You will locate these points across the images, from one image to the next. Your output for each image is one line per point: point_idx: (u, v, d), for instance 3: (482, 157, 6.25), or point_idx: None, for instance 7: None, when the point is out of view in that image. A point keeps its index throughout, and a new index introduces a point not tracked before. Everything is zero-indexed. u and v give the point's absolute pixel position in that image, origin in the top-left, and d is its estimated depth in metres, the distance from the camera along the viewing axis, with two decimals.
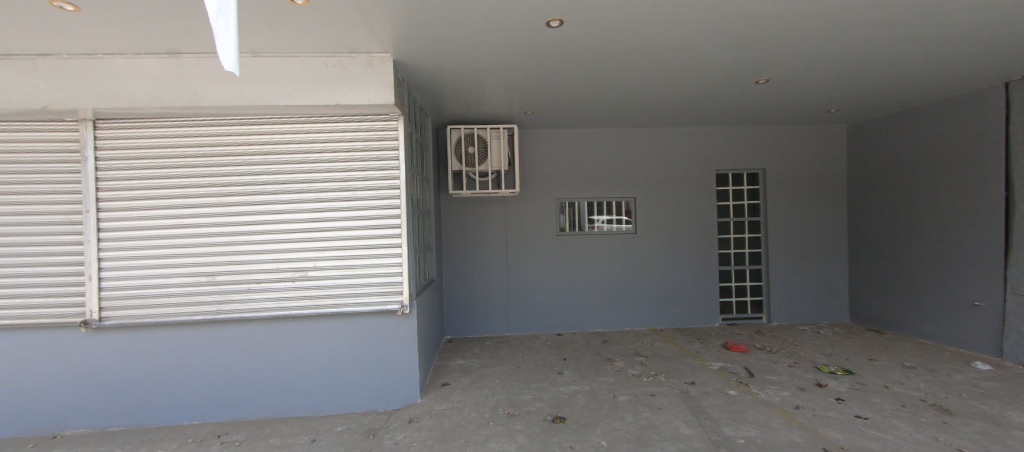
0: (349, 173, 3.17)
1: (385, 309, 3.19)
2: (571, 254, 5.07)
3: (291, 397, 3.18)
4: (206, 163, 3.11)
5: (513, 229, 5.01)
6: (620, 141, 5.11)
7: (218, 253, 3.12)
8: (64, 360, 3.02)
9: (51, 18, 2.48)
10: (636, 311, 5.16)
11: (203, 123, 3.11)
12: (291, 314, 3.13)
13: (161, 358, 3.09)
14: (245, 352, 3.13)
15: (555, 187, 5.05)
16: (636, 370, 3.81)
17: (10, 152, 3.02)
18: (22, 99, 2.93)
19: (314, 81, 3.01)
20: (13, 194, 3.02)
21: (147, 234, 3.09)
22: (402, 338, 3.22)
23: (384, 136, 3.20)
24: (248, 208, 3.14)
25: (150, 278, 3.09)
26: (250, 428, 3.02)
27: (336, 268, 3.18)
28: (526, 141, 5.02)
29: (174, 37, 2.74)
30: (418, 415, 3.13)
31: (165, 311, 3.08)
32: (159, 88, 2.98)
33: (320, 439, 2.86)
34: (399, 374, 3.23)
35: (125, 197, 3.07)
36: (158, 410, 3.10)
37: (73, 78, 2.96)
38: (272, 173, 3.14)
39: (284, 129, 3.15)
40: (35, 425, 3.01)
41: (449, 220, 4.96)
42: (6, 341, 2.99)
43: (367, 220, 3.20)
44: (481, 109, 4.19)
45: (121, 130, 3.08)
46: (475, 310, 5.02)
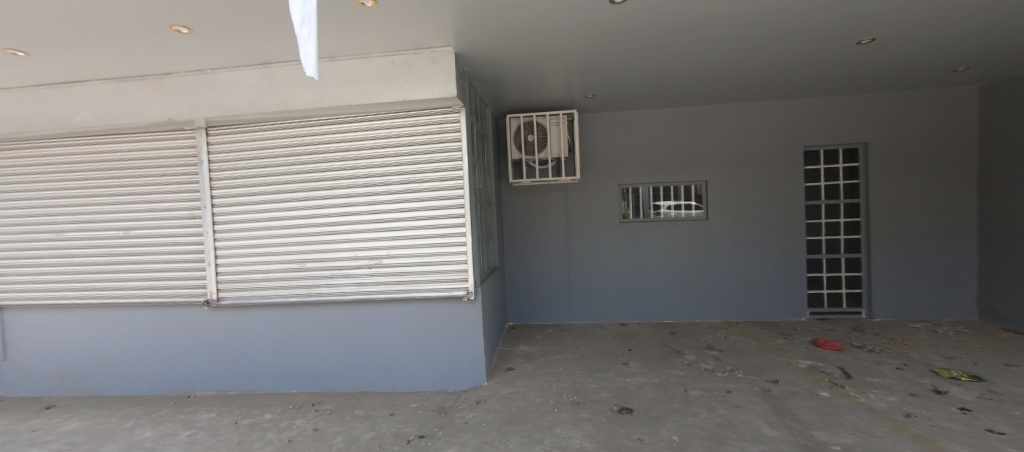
0: (417, 166, 3.33)
1: (452, 295, 3.33)
2: (637, 241, 4.88)
3: (370, 374, 3.46)
4: (294, 161, 3.45)
5: (575, 217, 4.93)
6: (690, 120, 4.78)
7: (307, 241, 3.46)
8: (192, 333, 3.57)
9: (172, 41, 2.88)
10: (710, 302, 4.86)
11: (291, 125, 3.44)
12: (369, 298, 3.39)
13: (265, 334, 3.52)
14: (331, 331, 3.46)
15: (619, 172, 4.87)
16: (709, 364, 3.59)
17: (149, 158, 3.60)
18: (153, 113, 3.45)
19: (383, 79, 3.18)
20: (152, 194, 3.60)
21: (250, 226, 3.51)
22: (469, 324, 3.34)
23: (448, 129, 3.30)
24: (330, 201, 3.42)
25: (253, 264, 3.52)
26: (338, 399, 3.35)
27: (407, 256, 3.37)
28: (588, 125, 4.89)
29: (265, 49, 3.05)
30: (485, 397, 3.25)
31: (266, 294, 3.50)
32: (254, 95, 3.34)
33: (398, 414, 3.09)
34: (467, 358, 3.37)
35: (232, 194, 3.52)
36: (263, 379, 3.55)
37: (188, 92, 3.42)
38: (349, 168, 3.40)
39: (359, 126, 3.38)
40: (174, 386, 3.62)
41: (512, 208, 5.01)
42: (152, 316, 3.60)
43: (434, 211, 3.34)
44: (541, 95, 4.15)
45: (227, 135, 3.51)
46: (538, 297, 5.05)
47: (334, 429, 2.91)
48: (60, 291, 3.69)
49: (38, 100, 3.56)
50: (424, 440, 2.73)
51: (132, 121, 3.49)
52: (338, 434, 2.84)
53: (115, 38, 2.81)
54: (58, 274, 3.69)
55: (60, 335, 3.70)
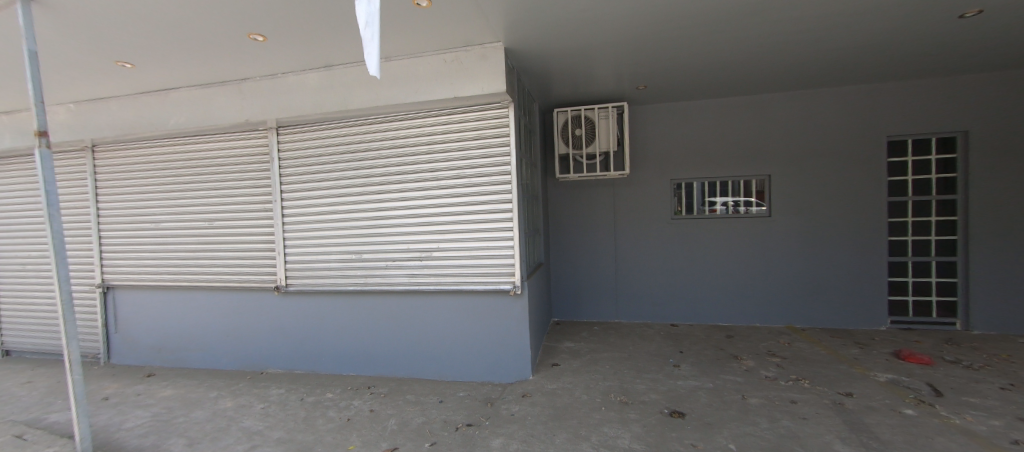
0: (466, 161, 3.40)
1: (499, 288, 3.38)
2: (690, 238, 4.66)
3: (420, 362, 3.61)
4: (352, 158, 3.65)
5: (624, 213, 4.80)
6: (752, 110, 4.47)
7: (363, 233, 3.66)
8: (263, 316, 3.92)
9: (249, 49, 3.16)
10: (771, 306, 4.54)
11: (349, 123, 3.64)
12: (420, 288, 3.52)
13: (326, 319, 3.78)
14: (385, 319, 3.64)
15: (671, 166, 4.67)
16: (770, 372, 3.37)
17: (229, 156, 3.98)
18: (233, 115, 3.82)
19: (435, 77, 3.28)
20: (231, 188, 3.98)
21: (313, 219, 3.77)
22: (514, 317, 3.38)
23: (496, 124, 3.33)
24: (385, 196, 3.60)
25: (316, 255, 3.78)
26: (391, 384, 3.52)
27: (456, 249, 3.46)
28: (639, 118, 4.73)
29: (328, 52, 3.25)
30: (531, 390, 3.27)
31: (326, 281, 3.76)
32: (317, 96, 3.58)
33: (446, 401, 3.20)
34: (513, 350, 3.41)
35: (298, 189, 3.79)
36: (324, 361, 3.82)
37: (261, 94, 3.73)
38: (402, 164, 3.54)
39: (411, 124, 3.51)
40: (249, 362, 3.99)
41: (558, 204, 4.98)
42: (231, 298, 3.99)
43: (482, 206, 3.40)
44: (590, 88, 4.07)
45: (293, 134, 3.79)
46: (584, 294, 4.99)
47: (388, 411, 3.07)
48: (157, 274, 4.19)
49: (143, 107, 4.07)
50: (471, 429, 2.80)
51: (215, 123, 3.87)
52: (392, 417, 3.00)
53: (203, 48, 3.13)
54: (157, 259, 4.19)
55: (158, 313, 4.21)
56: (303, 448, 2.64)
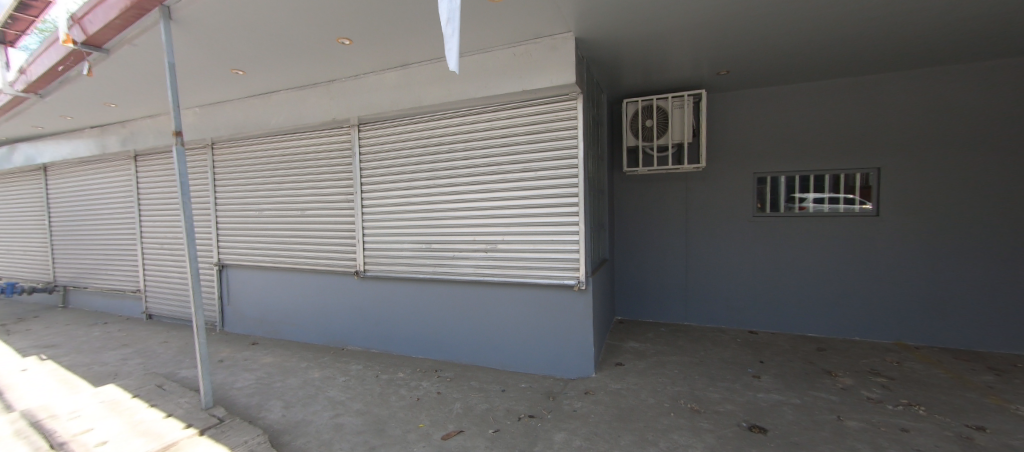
0: (532, 155, 3.42)
1: (563, 283, 3.36)
2: (773, 239, 4.27)
3: (484, 351, 3.72)
4: (425, 153, 3.83)
5: (697, 209, 4.51)
6: (855, 94, 3.95)
7: (432, 224, 3.84)
8: (345, 298, 4.28)
9: (338, 52, 3.44)
10: (872, 317, 4.02)
11: (422, 119, 3.83)
12: (485, 279, 3.62)
13: (399, 303, 4.03)
14: (452, 307, 3.80)
15: (753, 159, 4.30)
16: (874, 393, 2.99)
17: (318, 152, 4.38)
18: (322, 114, 4.20)
19: (504, 71, 3.32)
20: (319, 181, 4.38)
21: (390, 211, 4.03)
22: (577, 312, 3.35)
23: (564, 117, 3.29)
24: (454, 189, 3.73)
25: (391, 243, 4.04)
26: (457, 369, 3.68)
27: (521, 242, 3.50)
28: (718, 107, 4.40)
29: (406, 52, 3.44)
30: (593, 388, 3.22)
31: (400, 268, 4.00)
32: (395, 94, 3.81)
33: (509, 390, 3.26)
34: (575, 346, 3.38)
35: (377, 183, 4.07)
36: (396, 342, 4.08)
37: (346, 94, 4.05)
38: (469, 159, 3.65)
39: (479, 118, 3.59)
40: (332, 339, 4.39)
41: (625, 199, 4.81)
42: (320, 280, 4.42)
43: (548, 200, 3.39)
44: (664, 76, 3.87)
45: (372, 131, 4.07)
46: (651, 293, 4.79)
47: (454, 395, 3.21)
48: (260, 256, 4.76)
49: (251, 109, 4.62)
50: (534, 420, 2.84)
51: (307, 122, 4.28)
52: (457, 400, 3.13)
53: (299, 54, 3.46)
54: (260, 243, 4.76)
55: (261, 290, 4.79)
56: (379, 422, 2.85)
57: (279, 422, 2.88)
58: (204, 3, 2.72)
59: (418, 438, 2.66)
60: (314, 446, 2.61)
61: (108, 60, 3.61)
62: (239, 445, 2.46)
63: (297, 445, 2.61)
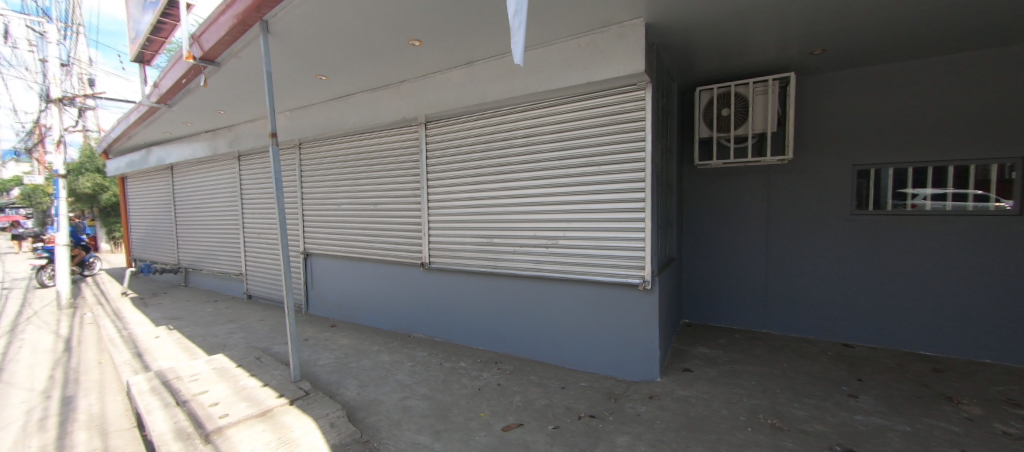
0: (595, 149, 3.32)
1: (627, 281, 3.23)
2: (874, 241, 3.75)
3: (544, 347, 3.69)
4: (487, 148, 3.88)
5: (780, 207, 4.11)
6: (991, 69, 3.30)
7: (495, 218, 3.88)
8: (413, 288, 4.48)
9: (408, 53, 3.59)
10: (1003, 337, 3.39)
11: (485, 115, 3.87)
12: (546, 275, 3.58)
13: (462, 295, 4.13)
14: (513, 301, 3.81)
15: (847, 150, 3.82)
16: (1010, 426, 2.54)
17: (388, 149, 4.61)
18: (394, 113, 4.42)
19: (570, 63, 3.26)
20: (389, 177, 4.62)
21: (454, 206, 4.13)
22: (642, 313, 3.20)
23: (631, 108, 3.15)
24: (515, 184, 3.74)
25: (455, 237, 4.14)
26: (517, 363, 3.69)
27: (583, 238, 3.41)
28: (807, 92, 3.96)
29: (471, 49, 3.50)
30: (659, 393, 3.07)
31: (463, 262, 4.09)
32: (461, 91, 3.90)
33: (569, 388, 3.20)
34: (639, 348, 3.24)
35: (442, 179, 4.20)
36: (459, 333, 4.19)
37: (416, 93, 4.22)
38: (530, 154, 3.63)
39: (543, 112, 3.54)
40: (400, 326, 4.63)
41: (695, 196, 4.53)
42: (390, 270, 4.67)
43: (612, 195, 3.27)
44: (745, 59, 3.56)
45: (438, 128, 4.19)
46: (724, 297, 4.46)
47: (514, 388, 3.21)
48: (338, 247, 5.15)
49: (331, 111, 4.99)
50: (595, 420, 2.76)
51: (380, 121, 4.54)
52: (517, 393, 3.13)
53: (374, 56, 3.66)
54: (338, 234, 5.14)
55: (339, 277, 5.18)
56: (443, 408, 2.93)
57: (354, 399, 3.08)
58: (293, 14, 2.96)
59: (479, 427, 2.70)
60: (384, 424, 2.75)
61: (219, 71, 4.08)
62: (321, 417, 2.66)
63: (370, 422, 2.77)
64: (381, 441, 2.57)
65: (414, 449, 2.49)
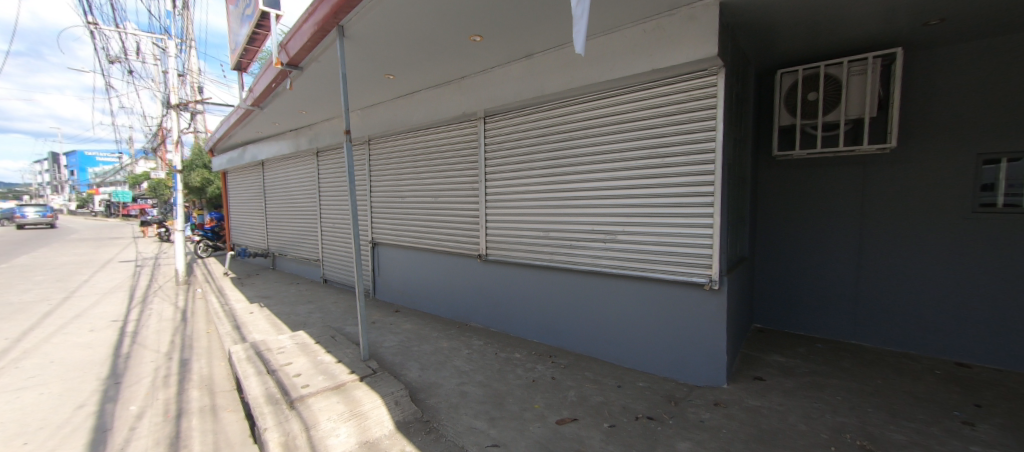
0: (659, 140, 3.16)
1: (691, 280, 3.05)
2: (1000, 245, 3.17)
3: (600, 343, 3.61)
4: (545, 142, 3.85)
5: (876, 202, 3.62)
6: None
7: (552, 212, 3.85)
8: (471, 279, 4.60)
9: (470, 49, 3.67)
10: None
11: (543, 108, 3.84)
12: (603, 270, 3.49)
13: (518, 286, 4.16)
14: (569, 295, 3.76)
15: (967, 138, 3.27)
16: None
17: (449, 143, 4.75)
18: (455, 108, 4.54)
19: (633, 51, 3.13)
20: (450, 170, 4.76)
21: (511, 199, 4.17)
22: (707, 314, 3.01)
23: (701, 95, 2.94)
24: (573, 178, 3.67)
25: (512, 229, 4.17)
26: (571, 358, 3.66)
27: (644, 233, 3.27)
28: (915, 72, 3.44)
29: (530, 41, 3.48)
30: (726, 400, 2.87)
31: (519, 254, 4.12)
32: (520, 85, 3.90)
33: (626, 387, 3.10)
34: (704, 350, 3.05)
35: (501, 173, 4.24)
36: (514, 324, 4.24)
37: (476, 88, 4.30)
38: (589, 147, 3.55)
39: (603, 102, 3.44)
40: (459, 314, 4.79)
41: (772, 190, 4.15)
42: (449, 260, 4.83)
43: (677, 188, 3.10)
44: (836, 36, 3.18)
45: (497, 122, 4.24)
46: (803, 301, 4.05)
47: (568, 382, 3.18)
48: (403, 237, 5.43)
49: (398, 108, 5.24)
50: (653, 422, 2.65)
51: (442, 116, 4.69)
52: (572, 388, 3.10)
53: (437, 53, 3.78)
54: (402, 225, 5.42)
55: (403, 266, 5.47)
56: (498, 396, 2.98)
57: (415, 381, 3.24)
58: (364, 17, 3.14)
59: (533, 418, 2.72)
60: (443, 407, 2.86)
61: (301, 75, 4.45)
62: (386, 394, 2.80)
63: (430, 404, 2.90)
64: (439, 422, 2.69)
65: (470, 433, 2.58)
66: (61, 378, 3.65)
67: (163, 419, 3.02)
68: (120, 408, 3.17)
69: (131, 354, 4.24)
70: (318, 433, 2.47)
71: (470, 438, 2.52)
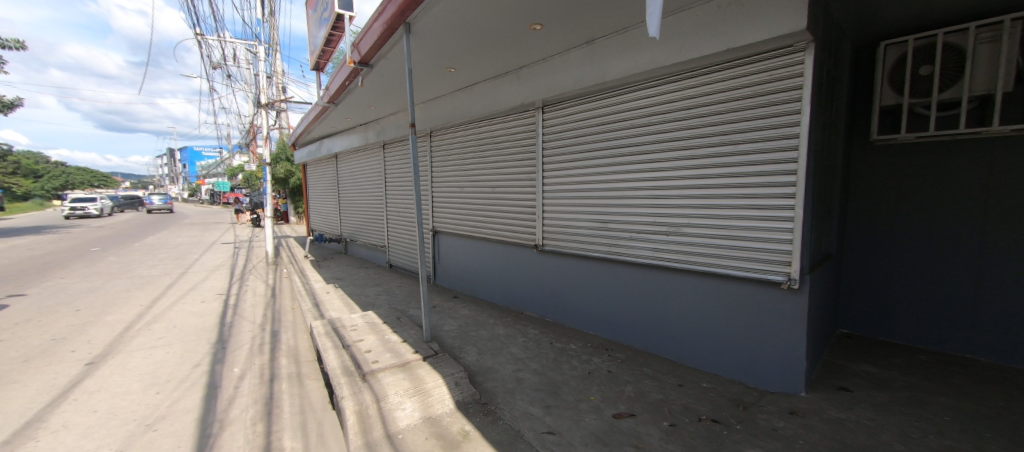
0: (732, 126, 2.93)
1: (766, 278, 2.81)
2: None
3: (660, 339, 3.47)
4: (606, 131, 3.74)
5: (1004, 194, 3.06)
6: None
7: (612, 202, 3.73)
8: (527, 269, 4.63)
9: (531, 38, 3.65)
10: None
11: (604, 95, 3.72)
12: (664, 264, 3.34)
13: (574, 278, 4.12)
14: (627, 288, 3.65)
15: None
16: None
17: (507, 134, 4.77)
18: (513, 99, 4.55)
19: (705, 31, 2.92)
20: (508, 161, 4.79)
21: (570, 189, 4.11)
22: (784, 315, 2.77)
23: (784, 76, 2.68)
24: (634, 168, 3.54)
25: (569, 219, 4.13)
26: (629, 353, 3.56)
27: (711, 227, 3.07)
28: None
29: (592, 26, 3.39)
30: (804, 409, 2.64)
31: (577, 245, 4.06)
32: (580, 72, 3.81)
33: (688, 387, 2.96)
34: (778, 354, 2.82)
35: (559, 163, 4.19)
36: (569, 315, 4.22)
37: (536, 77, 4.27)
38: (652, 135, 3.39)
39: (669, 87, 3.25)
40: (515, 303, 4.85)
41: (866, 180, 3.67)
42: (507, 250, 4.89)
43: (752, 179, 2.85)
44: None
45: (555, 112, 4.18)
46: (901, 307, 3.56)
47: (625, 377, 3.10)
48: (462, 226, 5.59)
49: (458, 100, 5.37)
50: (719, 426, 2.50)
51: (501, 107, 4.72)
52: (629, 383, 3.01)
53: (499, 44, 3.80)
54: (462, 214, 5.57)
55: (461, 254, 5.64)
56: (554, 385, 2.98)
57: (474, 364, 3.34)
58: (429, 13, 3.23)
59: (590, 409, 2.68)
60: (500, 391, 2.93)
61: (371, 72, 4.70)
62: (447, 375, 2.90)
63: (488, 387, 2.98)
64: (497, 405, 2.76)
65: (526, 418, 2.61)
66: (180, 340, 4.26)
67: (259, 382, 3.40)
68: (226, 369, 3.63)
69: (233, 324, 4.81)
70: (387, 405, 2.64)
71: (526, 423, 2.56)
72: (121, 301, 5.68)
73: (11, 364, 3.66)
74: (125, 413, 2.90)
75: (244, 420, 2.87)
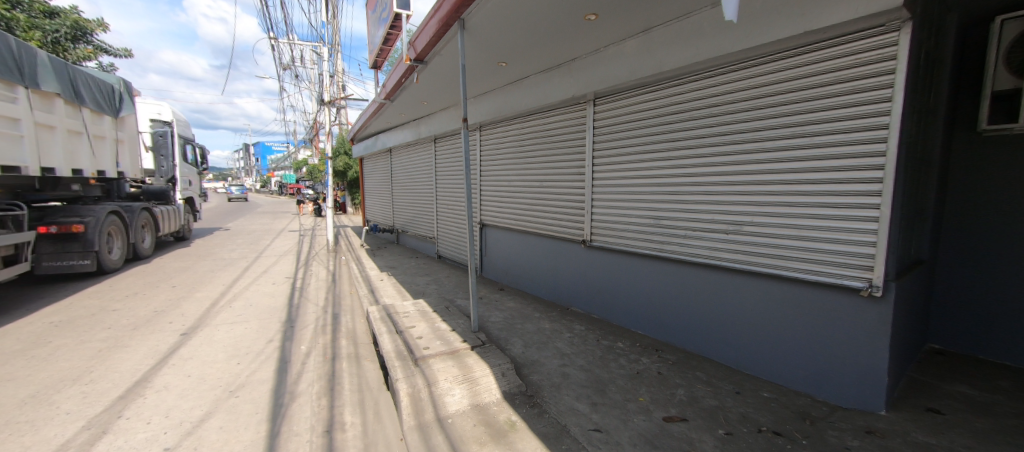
0: (808, 116, 2.69)
1: (841, 283, 2.57)
2: None
3: (716, 343, 3.29)
4: (663, 123, 3.59)
5: None
6: None
7: (667, 198, 3.58)
8: (575, 264, 4.57)
9: (586, 29, 3.56)
10: None
11: (662, 86, 3.57)
12: (723, 265, 3.16)
13: (624, 275, 4.00)
14: (681, 288, 3.49)
15: None
16: None
17: (558, 127, 4.70)
18: (565, 91, 4.47)
19: (779, 13, 2.71)
20: (559, 154, 4.73)
21: (622, 184, 3.98)
22: (863, 324, 2.52)
23: (873, 60, 2.42)
24: (692, 162, 3.37)
25: (621, 215, 4.01)
26: (681, 355, 3.42)
27: (777, 225, 2.87)
28: None
29: (651, 13, 3.25)
30: (883, 429, 2.39)
31: (627, 242, 3.94)
32: (637, 62, 3.68)
33: (746, 395, 2.79)
34: (855, 366, 2.57)
35: (611, 157, 4.08)
36: (618, 313, 4.11)
37: (589, 68, 4.17)
38: (714, 127, 3.20)
39: (734, 75, 3.05)
40: (561, 297, 4.81)
41: (967, 177, 3.23)
42: (555, 244, 4.85)
43: (829, 173, 2.62)
44: None
45: (609, 104, 4.07)
46: (1008, 322, 3.11)
47: (677, 380, 2.98)
48: (510, 220, 5.62)
49: (508, 94, 5.39)
50: (781, 439, 2.34)
51: (552, 99, 4.67)
52: (681, 386, 2.89)
53: (553, 36, 3.74)
54: (510, 207, 5.60)
55: (508, 247, 5.68)
56: (601, 383, 2.93)
57: (520, 356, 3.37)
58: (484, 8, 3.24)
59: (639, 410, 2.61)
60: (546, 385, 2.93)
61: (426, 68, 4.83)
62: (494, 365, 2.95)
63: (534, 380, 2.99)
64: (544, 398, 2.77)
65: (573, 414, 2.59)
66: (256, 318, 4.67)
67: (323, 359, 3.66)
68: (295, 346, 3.93)
69: (299, 305, 5.20)
70: (438, 390, 2.73)
71: (572, 419, 2.54)
72: (207, 280, 6.32)
73: (124, 330, 4.20)
74: (212, 379, 3.23)
75: (311, 393, 3.09)
